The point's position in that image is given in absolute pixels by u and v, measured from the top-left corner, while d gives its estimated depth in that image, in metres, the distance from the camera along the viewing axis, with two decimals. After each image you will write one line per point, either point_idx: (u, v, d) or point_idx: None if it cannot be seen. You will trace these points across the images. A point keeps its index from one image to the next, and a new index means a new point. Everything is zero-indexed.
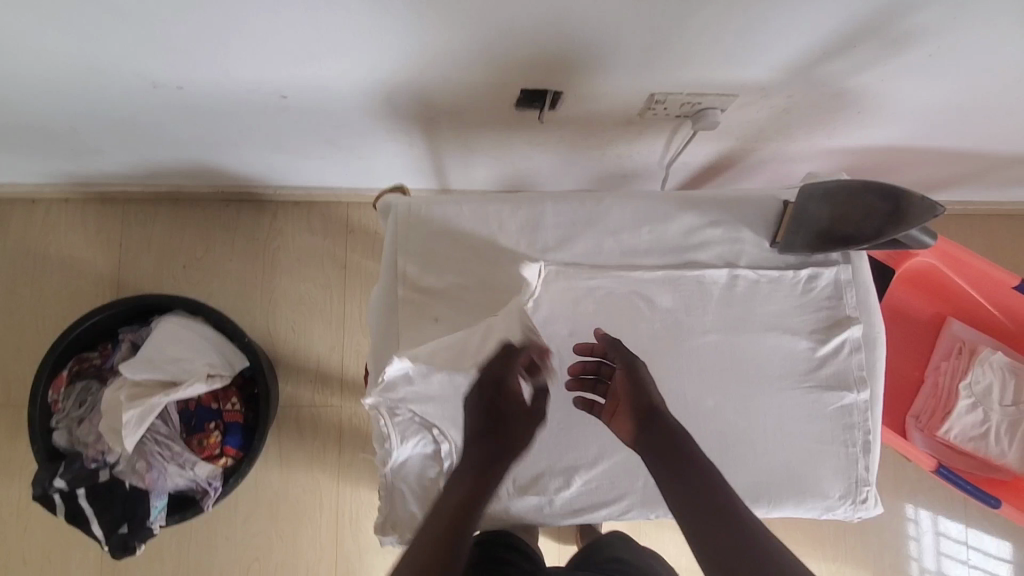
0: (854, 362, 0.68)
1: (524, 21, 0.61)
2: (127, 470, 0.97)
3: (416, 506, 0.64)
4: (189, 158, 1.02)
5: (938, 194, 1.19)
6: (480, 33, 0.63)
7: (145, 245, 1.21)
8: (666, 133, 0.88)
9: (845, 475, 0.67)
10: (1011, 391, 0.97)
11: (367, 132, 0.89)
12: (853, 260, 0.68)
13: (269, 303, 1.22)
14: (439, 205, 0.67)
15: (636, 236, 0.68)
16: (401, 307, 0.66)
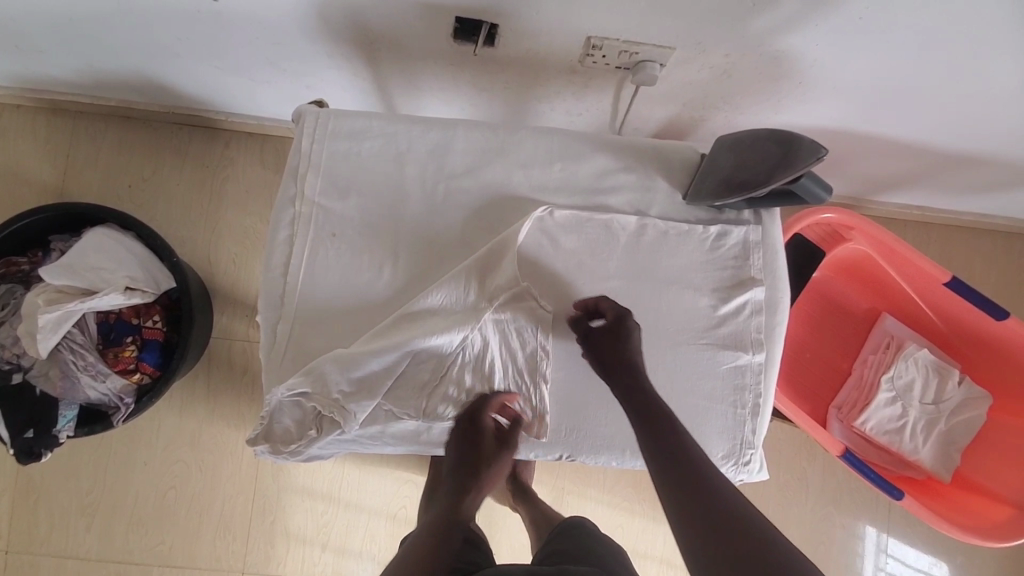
0: (753, 324, 0.67)
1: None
2: (40, 376, 0.95)
3: (291, 420, 0.63)
4: (137, 69, 1.00)
5: (894, 192, 1.18)
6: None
7: (93, 161, 1.19)
8: (610, 89, 0.87)
9: (730, 436, 0.67)
10: (932, 390, 0.97)
11: (308, 55, 0.87)
12: (764, 221, 0.68)
13: (212, 233, 1.20)
14: (353, 120, 0.67)
15: (547, 173, 0.68)
16: (300, 217, 0.64)
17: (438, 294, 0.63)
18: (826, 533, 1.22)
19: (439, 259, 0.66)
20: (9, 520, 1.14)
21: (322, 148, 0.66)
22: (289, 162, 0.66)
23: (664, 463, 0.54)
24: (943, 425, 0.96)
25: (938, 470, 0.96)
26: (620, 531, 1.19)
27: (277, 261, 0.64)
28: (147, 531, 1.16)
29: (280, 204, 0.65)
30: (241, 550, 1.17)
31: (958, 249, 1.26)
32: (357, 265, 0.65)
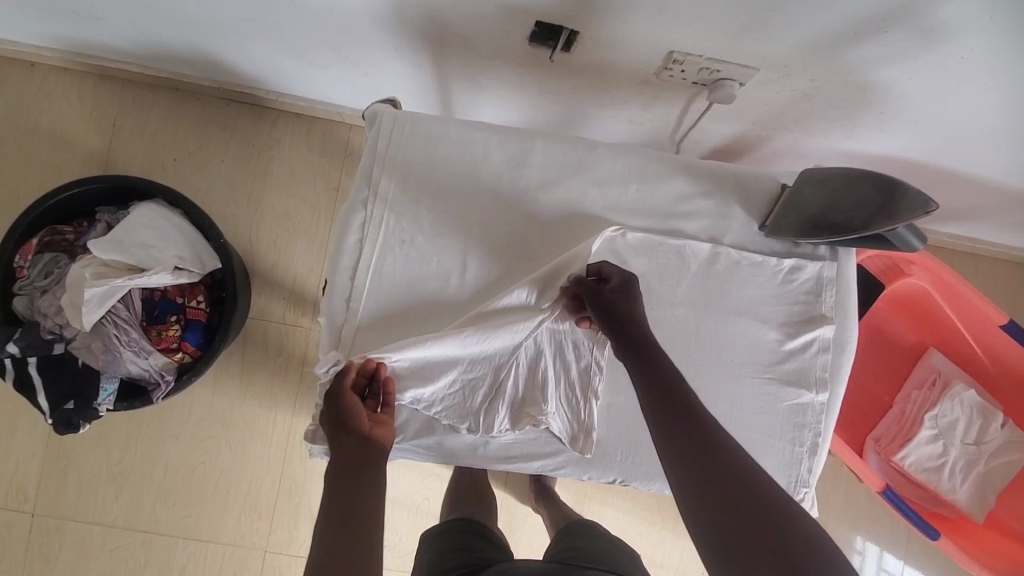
0: (819, 362, 0.66)
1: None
2: (82, 348, 0.95)
3: None
4: (194, 43, 0.98)
5: (948, 223, 1.16)
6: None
7: (139, 131, 1.18)
8: (679, 103, 0.85)
9: (787, 474, 0.66)
10: (975, 430, 0.95)
11: (373, 44, 0.85)
12: (839, 258, 0.67)
13: (253, 213, 1.19)
14: (428, 123, 0.65)
15: (622, 192, 0.67)
16: (370, 221, 0.63)
17: (499, 305, 0.62)
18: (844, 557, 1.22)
19: (507, 273, 0.65)
20: (39, 483, 1.16)
21: (397, 151, 0.64)
22: (362, 162, 0.64)
23: (679, 437, 0.49)
24: (982, 467, 0.95)
25: (973, 511, 0.95)
26: (639, 540, 1.20)
27: (343, 264, 0.63)
28: (174, 504, 1.18)
29: (350, 206, 0.64)
30: (264, 528, 1.18)
31: (1005, 284, 1.24)
32: (423, 273, 0.64)
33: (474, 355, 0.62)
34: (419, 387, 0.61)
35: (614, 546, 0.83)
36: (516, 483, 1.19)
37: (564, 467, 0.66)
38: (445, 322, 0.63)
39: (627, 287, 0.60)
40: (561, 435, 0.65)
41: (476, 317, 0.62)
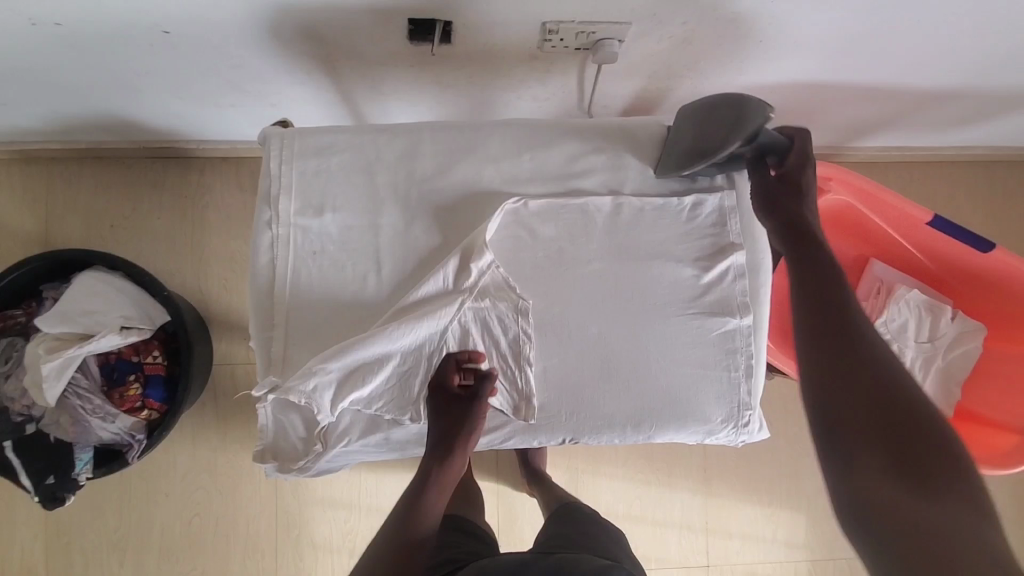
0: (738, 288, 0.69)
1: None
2: (51, 423, 0.97)
3: (298, 436, 0.65)
4: (102, 109, 1.00)
5: (871, 136, 1.18)
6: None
7: (73, 205, 1.19)
8: (573, 71, 0.87)
9: (727, 400, 0.68)
10: (926, 328, 0.97)
11: (268, 74, 0.87)
12: (737, 185, 0.69)
13: (200, 262, 1.20)
14: (317, 135, 0.67)
15: (518, 165, 0.68)
16: (279, 239, 0.65)
17: (417, 296, 0.64)
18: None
19: (421, 264, 0.66)
20: (43, 567, 1.16)
21: (292, 168, 0.66)
22: (261, 186, 0.66)
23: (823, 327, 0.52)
24: (940, 362, 0.97)
25: (940, 406, 0.97)
26: (639, 503, 1.21)
27: (262, 286, 0.65)
28: (178, 560, 1.18)
29: (258, 229, 0.65)
30: (271, 566, 1.19)
31: (941, 184, 1.26)
32: (340, 280, 0.66)
33: (403, 348, 0.64)
34: (356, 392, 0.63)
35: (604, 533, 0.81)
36: (509, 472, 1.20)
37: (512, 438, 0.69)
38: (370, 321, 0.65)
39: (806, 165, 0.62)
40: (503, 408, 0.67)
41: (399, 311, 0.64)
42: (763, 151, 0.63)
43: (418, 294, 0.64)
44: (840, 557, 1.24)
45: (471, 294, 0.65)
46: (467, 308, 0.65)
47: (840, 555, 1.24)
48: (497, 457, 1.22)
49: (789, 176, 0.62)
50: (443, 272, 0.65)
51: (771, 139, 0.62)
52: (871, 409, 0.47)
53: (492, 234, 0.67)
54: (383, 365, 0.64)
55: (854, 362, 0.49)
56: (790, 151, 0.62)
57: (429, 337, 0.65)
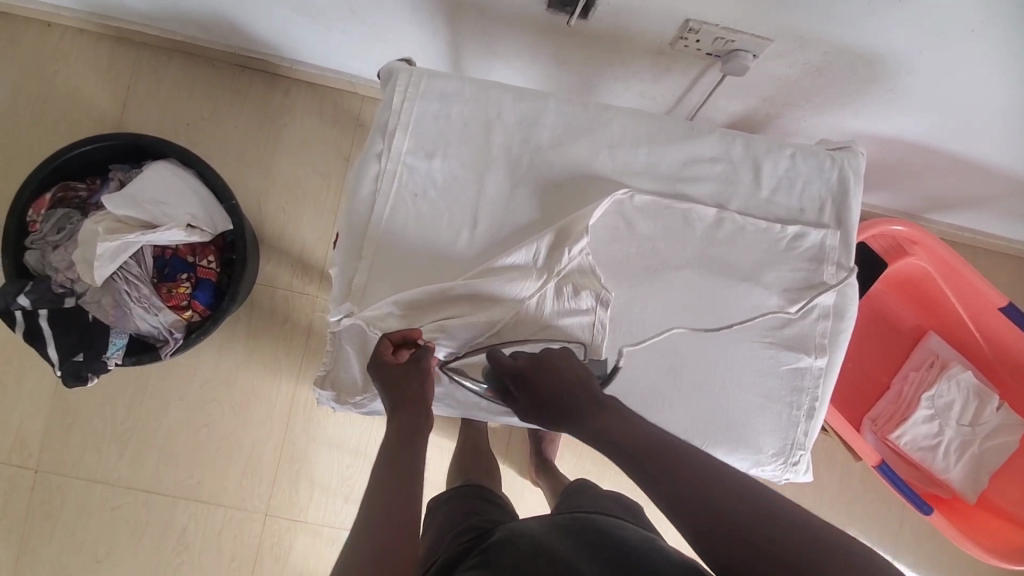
0: (819, 328, 0.68)
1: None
2: (92, 303, 0.96)
3: (359, 372, 0.65)
4: (210, 4, 0.99)
5: (953, 212, 1.16)
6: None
7: (153, 95, 1.19)
8: (691, 75, 0.85)
9: (782, 434, 0.68)
10: (970, 412, 0.97)
11: (389, 8, 0.86)
12: (842, 227, 0.68)
13: (263, 180, 1.20)
14: (442, 78, 0.66)
15: (632, 155, 0.68)
16: (385, 173, 0.64)
17: (504, 263, 0.63)
18: None
19: (514, 231, 0.66)
20: (45, 440, 1.17)
21: (412, 106, 0.65)
22: (377, 116, 0.66)
23: (653, 466, 0.49)
24: (977, 448, 0.97)
25: (965, 491, 0.97)
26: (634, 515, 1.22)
27: (356, 216, 0.65)
28: (178, 464, 1.19)
29: (365, 159, 0.65)
30: (266, 491, 1.20)
31: (1006, 275, 1.25)
32: (433, 228, 0.65)
33: (485, 306, 0.63)
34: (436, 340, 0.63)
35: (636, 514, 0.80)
36: (515, 456, 1.21)
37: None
38: (455, 275, 0.65)
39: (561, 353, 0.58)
40: None
41: (488, 270, 0.63)
42: (502, 378, 0.58)
43: (510, 259, 0.63)
44: None
45: (562, 269, 0.64)
46: (554, 282, 0.64)
47: None
48: (506, 439, 1.22)
49: (532, 394, 0.56)
50: (536, 244, 0.64)
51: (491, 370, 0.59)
52: (736, 533, 0.44)
53: (593, 219, 0.66)
54: (463, 318, 0.63)
55: (716, 497, 0.46)
56: (506, 375, 0.57)
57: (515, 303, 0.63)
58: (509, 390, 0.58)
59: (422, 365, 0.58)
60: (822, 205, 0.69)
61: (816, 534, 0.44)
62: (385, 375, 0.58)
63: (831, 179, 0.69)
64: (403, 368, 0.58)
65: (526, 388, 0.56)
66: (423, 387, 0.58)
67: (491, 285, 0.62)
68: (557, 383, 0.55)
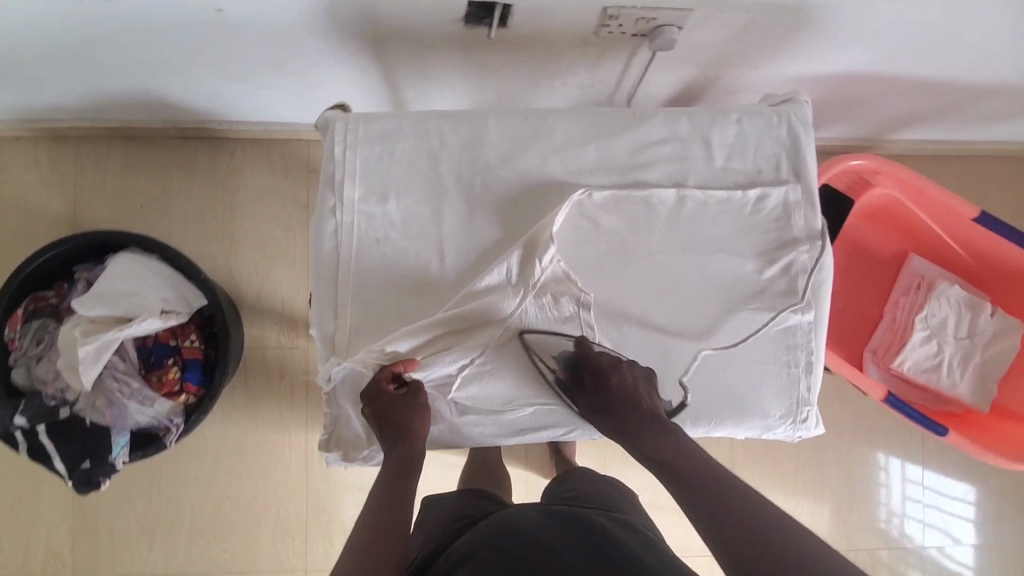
0: (800, 283, 0.68)
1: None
2: (87, 407, 0.97)
3: (361, 425, 0.65)
4: (137, 86, 0.98)
5: (911, 130, 1.17)
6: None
7: (101, 186, 1.17)
8: (624, 57, 0.85)
9: (786, 394, 0.69)
10: (965, 324, 0.98)
11: (313, 55, 0.85)
12: (802, 180, 0.69)
13: (230, 245, 1.19)
14: (378, 119, 0.66)
15: (582, 155, 0.67)
16: (343, 226, 0.64)
17: (479, 288, 0.63)
18: (855, 468, 1.29)
19: (483, 254, 0.66)
20: (73, 548, 1.17)
21: (355, 154, 0.65)
22: (323, 171, 0.65)
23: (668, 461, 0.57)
24: (979, 358, 0.98)
25: (976, 402, 0.98)
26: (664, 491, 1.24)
27: (323, 274, 0.64)
28: (209, 542, 1.19)
29: (320, 216, 0.65)
30: (301, 549, 1.20)
31: (973, 179, 1.26)
32: (402, 268, 0.65)
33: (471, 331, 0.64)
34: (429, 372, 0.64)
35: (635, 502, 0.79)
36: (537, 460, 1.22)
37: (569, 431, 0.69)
38: (433, 309, 0.65)
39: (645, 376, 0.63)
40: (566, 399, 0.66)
41: (466, 297, 0.63)
42: (580, 374, 0.64)
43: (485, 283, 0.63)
44: (860, 548, 1.29)
45: (537, 280, 0.64)
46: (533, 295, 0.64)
47: (858, 545, 1.29)
48: (524, 446, 1.23)
49: (606, 387, 0.63)
50: (506, 262, 0.63)
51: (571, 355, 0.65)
52: (726, 518, 0.50)
53: (557, 226, 0.66)
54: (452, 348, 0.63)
55: (713, 500, 0.52)
56: (589, 365, 0.63)
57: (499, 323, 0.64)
58: (574, 385, 0.65)
59: (414, 396, 0.62)
60: (778, 163, 0.69)
61: (793, 536, 0.48)
62: (375, 405, 0.61)
63: (782, 135, 0.69)
64: (392, 400, 0.61)
65: (602, 384, 0.63)
66: (418, 418, 0.61)
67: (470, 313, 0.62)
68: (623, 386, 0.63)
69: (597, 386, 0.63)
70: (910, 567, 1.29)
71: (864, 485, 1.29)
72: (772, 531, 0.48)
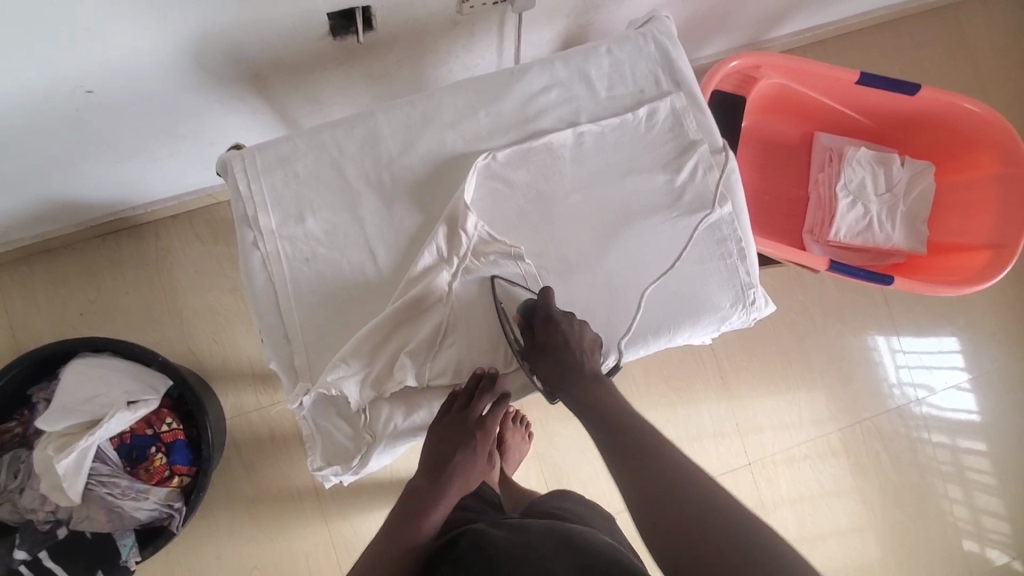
0: (711, 179, 0.72)
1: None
2: (82, 520, 0.96)
3: (346, 435, 0.66)
4: (36, 196, 0.97)
5: (785, 23, 1.23)
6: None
7: (36, 306, 1.15)
8: (496, 28, 0.88)
9: (730, 285, 0.72)
10: (882, 180, 1.04)
11: (201, 111, 0.86)
12: (682, 87, 0.73)
13: (182, 323, 1.18)
14: (273, 145, 0.67)
15: (476, 123, 0.70)
16: (270, 256, 0.65)
17: (417, 273, 0.65)
18: (834, 348, 1.36)
19: (411, 241, 0.68)
20: None
21: (260, 185, 0.66)
22: (235, 210, 0.66)
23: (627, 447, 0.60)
24: (904, 206, 1.04)
25: (915, 246, 1.03)
26: (668, 424, 1.29)
27: (264, 305, 0.65)
28: None
29: (245, 253, 0.66)
30: None
31: (854, 52, 1.34)
32: (339, 278, 0.66)
33: (422, 310, 0.65)
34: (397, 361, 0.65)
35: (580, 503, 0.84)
36: (544, 435, 1.24)
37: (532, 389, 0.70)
38: (382, 306, 0.66)
39: (578, 324, 0.65)
40: None
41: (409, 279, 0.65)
42: (531, 319, 0.66)
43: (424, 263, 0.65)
44: (864, 419, 1.35)
45: (466, 247, 0.66)
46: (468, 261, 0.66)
47: (861, 417, 1.35)
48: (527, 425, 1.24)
49: (550, 342, 0.64)
50: (433, 240, 0.66)
51: (530, 304, 0.66)
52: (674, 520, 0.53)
53: (472, 194, 0.68)
54: (411, 333, 0.65)
55: (654, 481, 0.56)
56: (541, 315, 0.64)
57: (443, 295, 0.66)
58: (531, 326, 0.66)
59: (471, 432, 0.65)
60: (656, 77, 0.73)
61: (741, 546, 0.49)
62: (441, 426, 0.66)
63: (651, 52, 0.73)
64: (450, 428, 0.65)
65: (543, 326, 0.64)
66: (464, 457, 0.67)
67: (416, 298, 0.64)
68: (568, 343, 0.64)
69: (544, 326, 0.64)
70: (913, 422, 1.36)
71: (846, 360, 1.36)
72: (696, 511, 0.52)
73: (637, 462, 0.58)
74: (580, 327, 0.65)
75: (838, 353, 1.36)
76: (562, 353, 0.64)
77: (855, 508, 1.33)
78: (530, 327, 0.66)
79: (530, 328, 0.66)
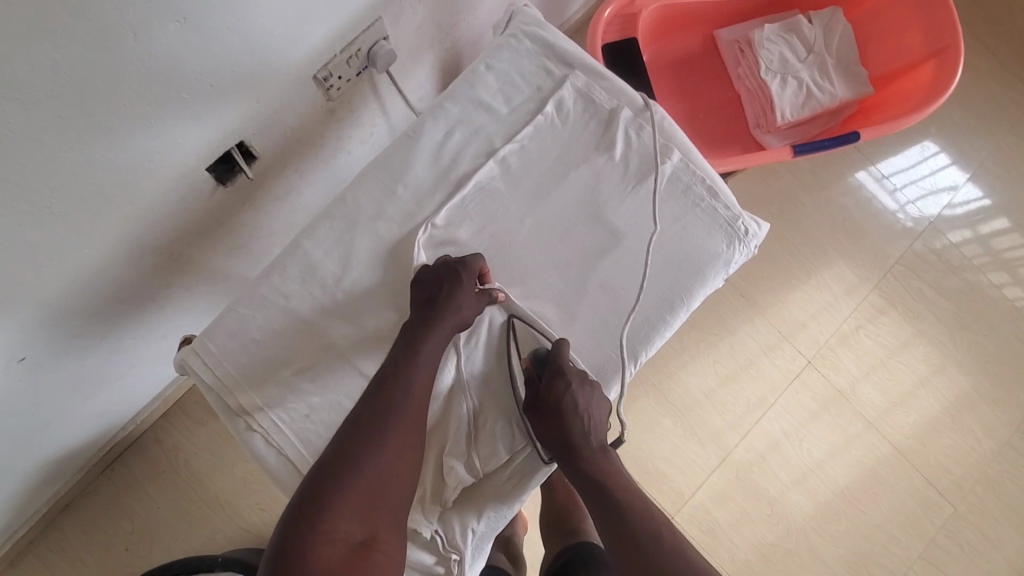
0: (647, 137, 0.68)
1: (113, 101, 0.55)
2: None
3: (431, 565, 0.61)
4: (24, 468, 0.92)
5: None
6: (91, 145, 0.57)
7: (79, 565, 1.09)
8: (373, 95, 0.84)
9: (717, 227, 0.68)
10: (799, 46, 1.01)
11: (136, 315, 0.80)
12: (574, 66, 0.70)
13: (223, 510, 1.13)
14: (218, 322, 0.63)
15: (400, 200, 0.66)
16: (269, 432, 0.61)
17: None
18: (830, 215, 1.34)
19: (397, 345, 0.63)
20: None
21: (225, 368, 0.62)
22: (215, 404, 0.62)
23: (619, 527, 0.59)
24: (831, 59, 1.00)
25: (861, 91, 0.99)
26: (718, 362, 1.27)
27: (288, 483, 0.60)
28: None
29: (245, 440, 0.61)
30: None
31: None
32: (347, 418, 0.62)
33: (441, 404, 0.63)
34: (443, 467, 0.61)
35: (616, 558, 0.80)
36: None
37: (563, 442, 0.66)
38: None
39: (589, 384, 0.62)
40: None
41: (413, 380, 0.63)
42: (538, 371, 0.63)
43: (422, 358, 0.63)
44: (892, 265, 1.32)
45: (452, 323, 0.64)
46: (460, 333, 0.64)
47: (890, 265, 1.32)
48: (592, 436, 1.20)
49: (556, 401, 0.60)
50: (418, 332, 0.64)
51: (543, 352, 0.63)
52: None
53: None
54: (443, 431, 0.62)
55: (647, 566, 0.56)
56: (553, 369, 0.61)
57: (453, 378, 0.63)
58: (536, 378, 0.62)
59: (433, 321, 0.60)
60: (546, 67, 0.70)
61: None
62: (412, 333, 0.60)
63: (529, 47, 0.70)
64: (422, 322, 0.60)
65: (552, 382, 0.61)
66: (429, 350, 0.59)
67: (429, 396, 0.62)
68: (576, 411, 0.61)
69: (553, 380, 0.61)
70: (939, 244, 1.33)
71: (846, 220, 1.33)
72: None
73: (629, 543, 0.58)
74: (594, 387, 0.62)
75: (836, 218, 1.33)
76: (570, 410, 0.61)
77: (927, 349, 1.29)
78: (532, 386, 0.62)
79: (536, 381, 0.63)
